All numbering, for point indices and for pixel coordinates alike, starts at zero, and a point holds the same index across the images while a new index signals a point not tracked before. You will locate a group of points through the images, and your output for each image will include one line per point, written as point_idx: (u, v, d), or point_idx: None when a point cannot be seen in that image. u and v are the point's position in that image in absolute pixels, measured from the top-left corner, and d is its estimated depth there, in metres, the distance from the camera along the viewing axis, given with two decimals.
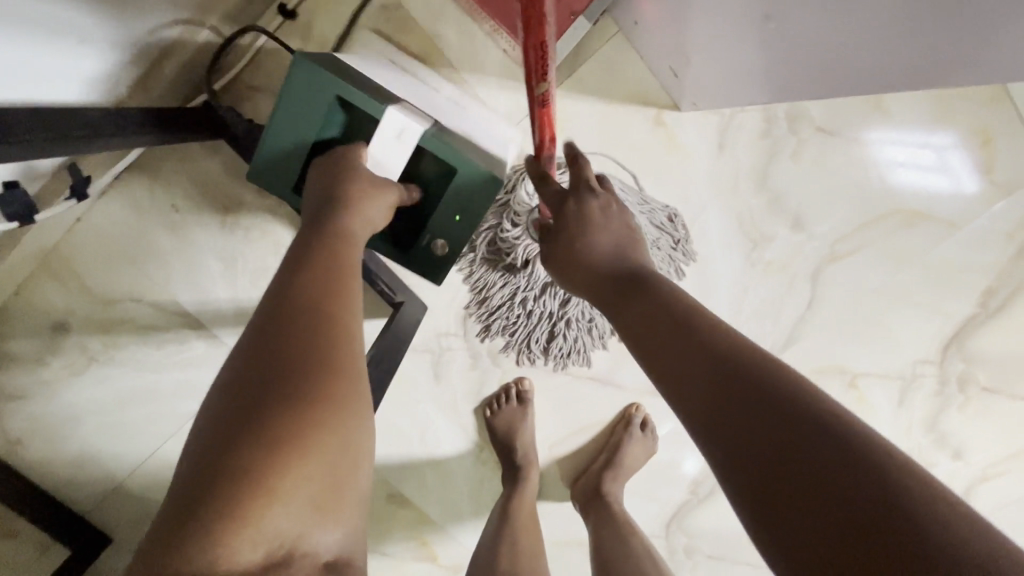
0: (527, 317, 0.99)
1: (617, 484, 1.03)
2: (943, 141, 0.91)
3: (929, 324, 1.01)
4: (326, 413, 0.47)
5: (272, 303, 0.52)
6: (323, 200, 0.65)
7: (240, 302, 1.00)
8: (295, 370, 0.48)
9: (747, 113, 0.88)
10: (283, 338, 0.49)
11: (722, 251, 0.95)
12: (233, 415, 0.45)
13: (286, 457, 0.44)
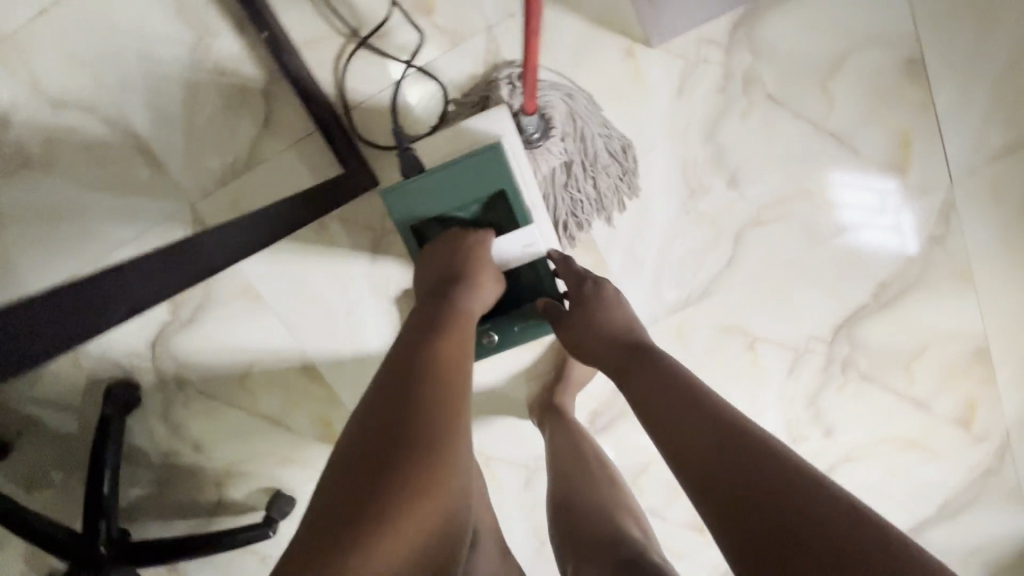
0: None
1: (568, 395, 1.08)
2: (886, 186, 1.03)
3: (827, 303, 1.12)
4: (446, 459, 0.61)
5: (412, 360, 0.68)
6: (457, 276, 0.83)
7: (194, 139, 0.99)
8: (427, 419, 0.62)
9: (710, 65, 0.95)
10: (422, 392, 0.64)
11: (663, 192, 1.02)
12: (381, 449, 0.59)
13: (424, 481, 0.58)
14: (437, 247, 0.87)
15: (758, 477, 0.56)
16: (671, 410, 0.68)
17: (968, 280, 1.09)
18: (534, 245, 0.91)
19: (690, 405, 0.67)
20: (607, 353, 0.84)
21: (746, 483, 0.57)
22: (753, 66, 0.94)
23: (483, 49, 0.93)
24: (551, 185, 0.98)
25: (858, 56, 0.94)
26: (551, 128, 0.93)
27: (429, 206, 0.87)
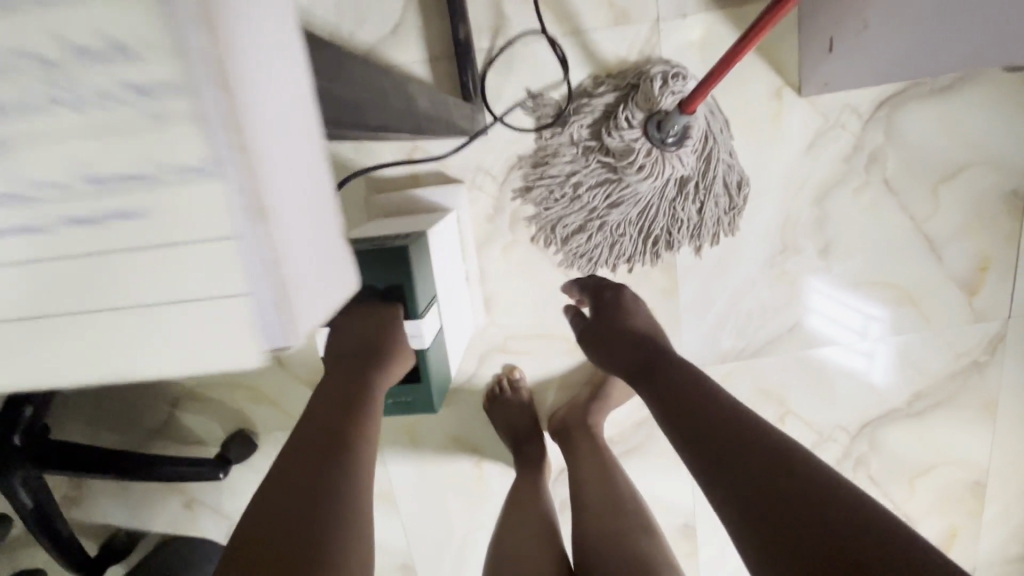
0: (573, 198, 0.93)
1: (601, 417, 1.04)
2: (874, 312, 1.06)
3: (862, 396, 1.12)
4: None
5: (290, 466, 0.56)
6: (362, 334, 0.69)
7: (309, 18, 0.88)
8: (292, 545, 0.50)
9: (844, 133, 0.95)
10: (290, 511, 0.52)
11: (756, 239, 1.01)
12: None
13: None
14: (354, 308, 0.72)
15: (781, 497, 0.50)
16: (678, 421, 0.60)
17: (991, 413, 1.13)
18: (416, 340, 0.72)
19: (706, 411, 0.59)
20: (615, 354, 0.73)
21: (772, 499, 0.50)
22: (882, 148, 0.96)
23: (642, 37, 0.89)
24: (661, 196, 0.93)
25: (972, 171, 0.98)
26: (688, 137, 0.88)
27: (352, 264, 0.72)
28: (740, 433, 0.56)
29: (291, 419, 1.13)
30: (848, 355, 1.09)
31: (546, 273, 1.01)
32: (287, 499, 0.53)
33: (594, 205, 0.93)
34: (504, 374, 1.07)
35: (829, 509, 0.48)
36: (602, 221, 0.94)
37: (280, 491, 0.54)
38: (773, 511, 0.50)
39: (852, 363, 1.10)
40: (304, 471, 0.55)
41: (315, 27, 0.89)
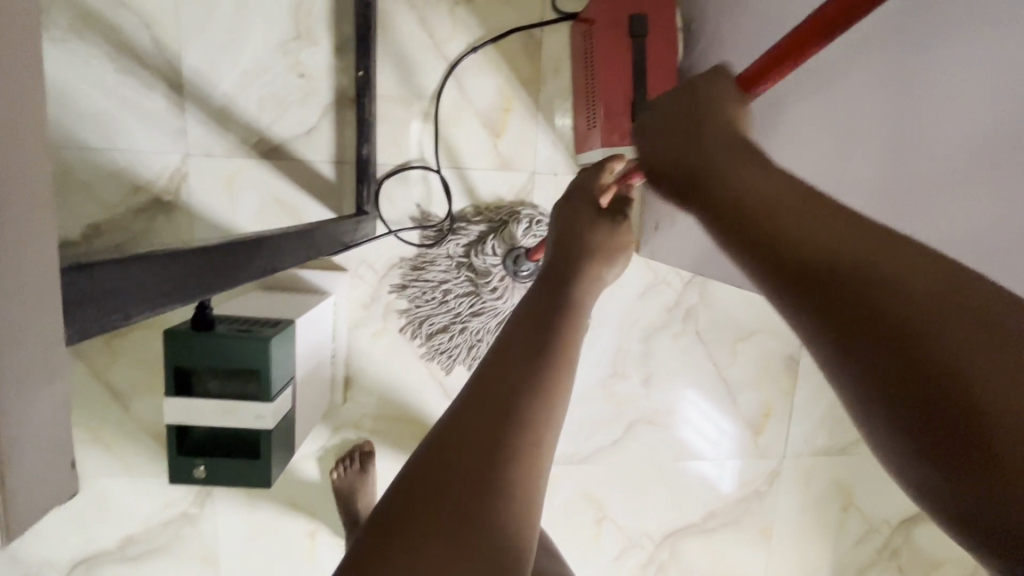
0: (440, 303, 1.07)
1: None
2: (728, 428, 1.26)
3: (667, 509, 1.29)
4: (510, 469, 0.41)
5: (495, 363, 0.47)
6: (547, 282, 0.58)
7: (231, 105, 0.98)
8: (495, 425, 0.43)
9: (670, 288, 1.17)
10: (492, 403, 0.44)
11: (592, 361, 1.18)
12: (435, 452, 0.42)
13: (469, 479, 0.40)
14: (562, 240, 0.66)
15: (955, 354, 0.27)
16: (770, 266, 0.33)
17: (767, 536, 1.34)
18: (266, 420, 0.74)
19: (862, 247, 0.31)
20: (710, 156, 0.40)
21: (902, 400, 0.28)
22: (698, 306, 1.18)
23: (519, 184, 1.07)
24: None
25: (762, 335, 1.23)
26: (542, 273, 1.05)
27: (193, 353, 0.72)
28: (818, 256, 0.31)
29: (122, 467, 1.10)
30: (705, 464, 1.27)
31: (409, 362, 1.12)
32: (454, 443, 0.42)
33: (458, 310, 1.07)
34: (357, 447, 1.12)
35: (949, 282, 0.29)
36: (464, 326, 1.07)
37: (456, 432, 0.42)
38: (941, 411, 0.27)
39: (707, 471, 1.28)
40: (475, 414, 0.43)
41: (235, 113, 0.98)
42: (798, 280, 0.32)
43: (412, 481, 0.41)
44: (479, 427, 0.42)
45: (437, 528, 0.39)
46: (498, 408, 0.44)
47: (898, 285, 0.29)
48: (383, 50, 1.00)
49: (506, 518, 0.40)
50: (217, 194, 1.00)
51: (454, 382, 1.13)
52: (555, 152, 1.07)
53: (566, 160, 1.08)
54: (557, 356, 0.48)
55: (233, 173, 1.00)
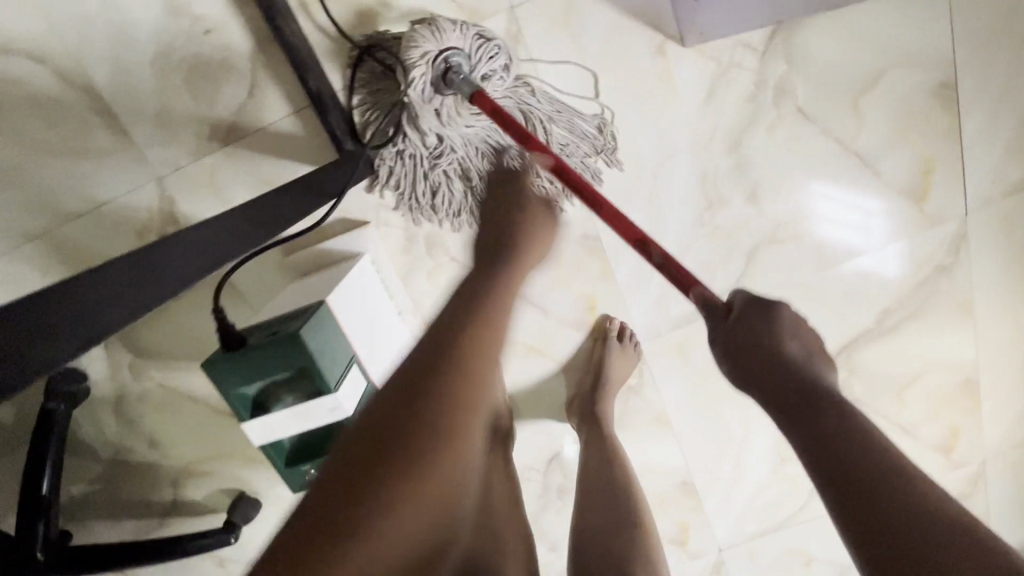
0: (409, 168, 0.87)
1: (608, 405, 1.06)
2: (872, 206, 0.99)
3: (830, 327, 1.09)
4: (427, 450, 0.56)
5: (418, 367, 0.61)
6: (438, 338, 0.64)
7: (165, 104, 0.87)
8: (420, 407, 0.58)
9: (744, 69, 0.88)
10: (410, 411, 0.57)
11: (679, 202, 0.96)
12: (356, 456, 0.54)
13: (405, 466, 0.54)
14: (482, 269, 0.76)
15: (866, 490, 0.44)
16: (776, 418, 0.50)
17: (969, 311, 1.09)
18: (341, 409, 0.70)
19: (835, 428, 0.47)
20: (779, 380, 0.50)
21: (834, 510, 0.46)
22: (787, 77, 0.89)
23: (501, 31, 0.84)
24: (506, 153, 0.88)
25: (892, 73, 0.91)
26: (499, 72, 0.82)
27: (246, 373, 0.68)
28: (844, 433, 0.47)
29: None
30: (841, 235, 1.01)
31: (476, 286, 1.01)
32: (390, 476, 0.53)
33: (432, 156, 0.86)
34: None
35: (882, 465, 0.45)
36: (455, 172, 0.87)
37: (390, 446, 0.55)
38: (840, 503, 0.45)
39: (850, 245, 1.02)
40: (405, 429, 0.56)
41: (175, 108, 0.87)
42: (829, 474, 0.46)
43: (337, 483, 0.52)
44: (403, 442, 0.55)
45: (375, 468, 0.53)
46: (439, 385, 0.60)
47: (848, 448, 0.46)
48: None
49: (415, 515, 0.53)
50: (209, 204, 0.92)
51: (531, 285, 1.03)
52: None
53: None
54: (476, 362, 0.64)
55: (211, 175, 0.91)
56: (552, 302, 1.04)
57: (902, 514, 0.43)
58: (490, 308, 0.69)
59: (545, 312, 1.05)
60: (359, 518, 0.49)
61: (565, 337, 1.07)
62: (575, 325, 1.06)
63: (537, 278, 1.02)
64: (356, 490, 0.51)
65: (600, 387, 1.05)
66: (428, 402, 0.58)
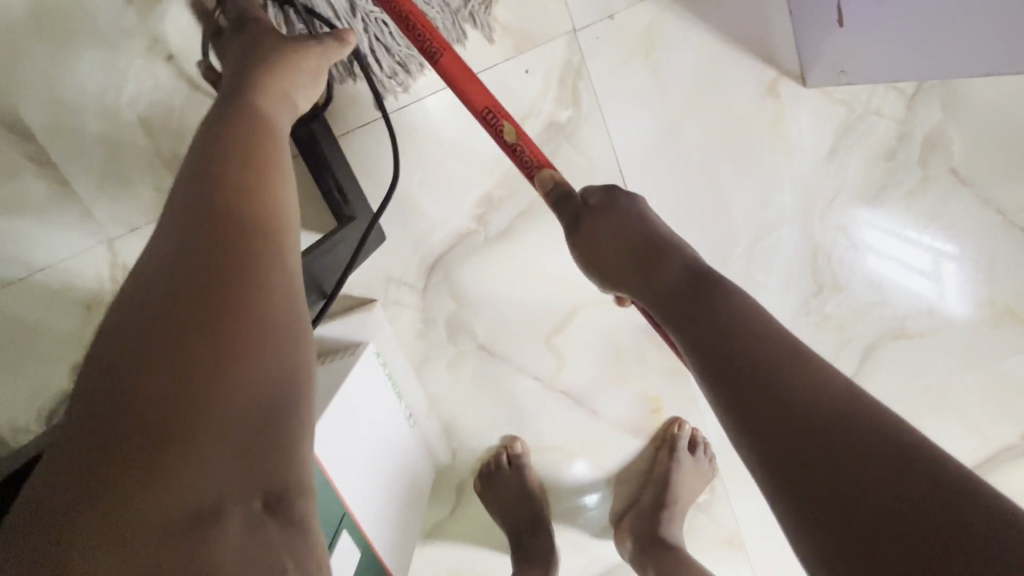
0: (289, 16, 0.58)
1: (673, 525, 0.82)
2: (941, 247, 0.72)
3: (965, 443, 0.83)
4: (220, 333, 0.33)
5: (194, 202, 0.38)
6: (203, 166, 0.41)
7: (116, 148, 0.67)
8: (213, 272, 0.35)
9: (881, 118, 0.66)
10: (176, 275, 0.35)
11: (784, 285, 0.72)
12: (138, 357, 0.31)
13: (187, 351, 0.32)
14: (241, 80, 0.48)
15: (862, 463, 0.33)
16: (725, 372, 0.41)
17: None
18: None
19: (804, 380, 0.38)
20: (751, 342, 0.41)
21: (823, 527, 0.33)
22: (940, 130, 0.67)
23: (560, 61, 0.62)
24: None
25: None
26: None
27: None
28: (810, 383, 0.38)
29: None
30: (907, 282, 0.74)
31: (510, 380, 0.79)
32: (129, 394, 0.30)
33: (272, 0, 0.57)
34: (502, 447, 0.84)
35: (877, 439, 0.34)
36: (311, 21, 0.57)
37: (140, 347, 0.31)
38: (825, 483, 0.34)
39: (914, 291, 0.75)
40: (151, 333, 0.32)
41: (130, 154, 0.67)
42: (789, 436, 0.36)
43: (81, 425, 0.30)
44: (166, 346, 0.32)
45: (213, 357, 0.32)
46: (214, 249, 0.36)
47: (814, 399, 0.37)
48: None
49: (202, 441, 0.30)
50: None
51: (579, 380, 0.79)
52: None
53: None
54: (253, 193, 0.40)
55: None
56: (604, 402, 0.81)
57: (890, 481, 0.32)
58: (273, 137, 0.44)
59: (595, 416, 0.82)
60: (136, 463, 0.29)
61: (620, 443, 0.84)
62: (633, 429, 0.83)
63: (587, 374, 0.79)
64: (126, 406, 0.30)
65: (665, 506, 0.82)
66: (189, 264, 0.35)
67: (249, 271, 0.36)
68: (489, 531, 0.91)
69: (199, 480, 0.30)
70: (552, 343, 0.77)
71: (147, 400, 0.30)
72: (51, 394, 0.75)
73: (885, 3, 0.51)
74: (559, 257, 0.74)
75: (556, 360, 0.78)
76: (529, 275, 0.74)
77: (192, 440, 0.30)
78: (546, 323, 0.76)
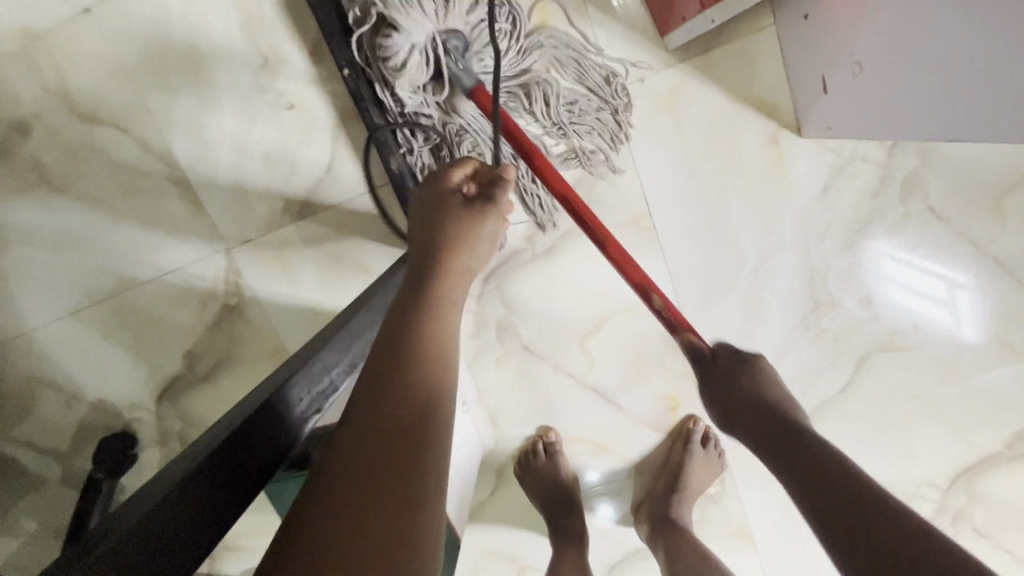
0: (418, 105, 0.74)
1: (685, 509, 0.94)
2: (960, 279, 0.85)
3: (950, 447, 0.94)
4: (397, 455, 0.40)
5: (405, 322, 0.48)
6: (404, 306, 0.50)
7: (241, 175, 0.84)
8: (407, 396, 0.43)
9: (866, 163, 0.79)
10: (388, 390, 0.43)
11: (785, 301, 0.85)
12: (355, 451, 0.40)
13: (372, 459, 0.40)
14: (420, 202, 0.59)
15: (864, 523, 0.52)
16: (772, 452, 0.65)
17: None
18: None
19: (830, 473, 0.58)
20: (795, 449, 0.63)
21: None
22: (917, 174, 0.79)
23: None
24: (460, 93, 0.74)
25: None
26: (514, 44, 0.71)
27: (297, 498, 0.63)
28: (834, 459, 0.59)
29: None
30: (929, 307, 0.86)
31: (548, 377, 0.92)
32: (365, 492, 0.38)
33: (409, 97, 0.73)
34: (538, 436, 0.96)
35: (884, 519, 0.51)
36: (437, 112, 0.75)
37: (370, 456, 0.40)
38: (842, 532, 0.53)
39: (936, 318, 0.87)
40: (369, 448, 0.40)
41: (250, 181, 0.84)
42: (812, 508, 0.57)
43: (320, 507, 0.38)
44: (392, 463, 0.40)
45: (381, 476, 0.39)
46: (413, 390, 0.44)
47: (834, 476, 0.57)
48: None
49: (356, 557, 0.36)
50: (274, 276, 0.89)
51: (607, 380, 0.92)
52: (628, 52, 0.76)
53: (648, 54, 0.76)
54: (434, 326, 0.49)
55: (280, 248, 0.88)
56: (628, 399, 0.94)
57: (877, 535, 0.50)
58: (450, 282, 0.53)
59: (620, 411, 0.94)
60: (317, 552, 0.36)
61: (641, 437, 0.96)
62: (652, 425, 0.95)
63: (613, 374, 0.92)
64: (326, 504, 0.38)
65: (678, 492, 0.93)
66: (400, 395, 0.43)
67: (421, 387, 0.44)
68: (523, 512, 1.03)
69: None
70: (586, 346, 0.91)
71: (373, 497, 0.38)
72: (166, 375, 0.91)
73: (858, 76, 0.66)
74: (593, 273, 0.88)
75: (588, 361, 0.91)
76: (567, 287, 0.88)
77: (362, 530, 0.37)
78: (581, 328, 0.90)
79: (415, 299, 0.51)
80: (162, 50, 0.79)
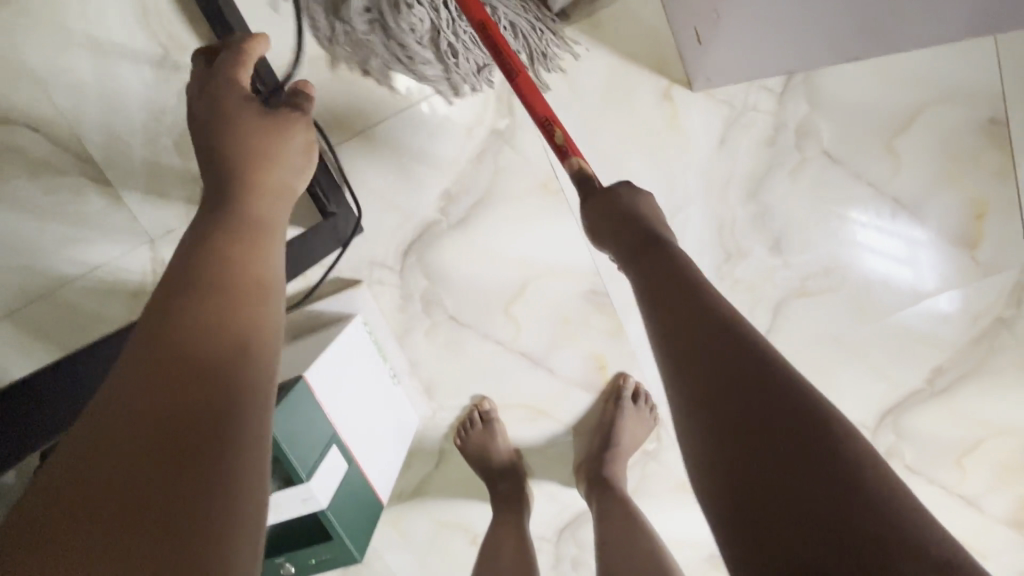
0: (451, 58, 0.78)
1: (620, 467, 0.96)
2: (921, 236, 0.88)
3: (876, 387, 0.96)
4: (204, 343, 0.40)
5: (212, 224, 0.49)
6: (194, 248, 0.46)
7: (157, 167, 0.86)
8: (204, 281, 0.44)
9: (759, 113, 0.82)
10: (191, 287, 0.43)
11: (694, 252, 0.87)
12: (144, 354, 0.38)
13: (169, 353, 0.39)
14: (206, 112, 0.55)
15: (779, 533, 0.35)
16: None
17: None
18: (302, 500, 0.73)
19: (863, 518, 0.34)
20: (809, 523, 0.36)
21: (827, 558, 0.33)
22: (810, 119, 0.82)
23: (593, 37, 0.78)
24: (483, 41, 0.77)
25: (933, 111, 0.82)
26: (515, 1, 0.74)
27: None
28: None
29: None
30: (890, 262, 0.89)
31: (479, 348, 0.95)
32: (130, 449, 0.34)
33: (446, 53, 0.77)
34: (474, 406, 0.98)
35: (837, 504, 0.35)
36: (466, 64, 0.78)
37: (139, 408, 0.35)
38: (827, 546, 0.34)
39: (897, 275, 0.90)
40: (140, 391, 0.36)
41: (166, 172, 0.86)
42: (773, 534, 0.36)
43: (73, 462, 0.33)
44: (174, 401, 0.36)
45: (184, 364, 0.38)
46: (221, 274, 0.44)
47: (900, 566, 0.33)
48: (252, 9, 0.78)
49: (144, 451, 0.34)
50: None
51: (535, 345, 0.95)
52: None
53: None
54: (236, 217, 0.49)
55: None
56: (557, 362, 0.96)
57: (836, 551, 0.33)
58: (258, 204, 0.51)
59: (551, 373, 0.97)
60: (97, 449, 0.34)
61: (575, 397, 0.98)
62: (583, 385, 0.98)
63: (542, 338, 0.95)
64: (120, 398, 0.36)
65: (612, 451, 0.96)
66: (186, 346, 0.39)
67: (235, 273, 0.45)
68: (473, 482, 1.05)
69: (129, 470, 0.33)
70: (510, 312, 0.93)
71: (130, 450, 0.34)
72: None
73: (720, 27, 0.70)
74: (509, 239, 0.90)
75: (514, 327, 0.94)
76: (486, 257, 0.90)
77: (139, 422, 0.35)
78: (504, 294, 0.92)
79: (214, 229, 0.48)
80: (66, 50, 0.81)
